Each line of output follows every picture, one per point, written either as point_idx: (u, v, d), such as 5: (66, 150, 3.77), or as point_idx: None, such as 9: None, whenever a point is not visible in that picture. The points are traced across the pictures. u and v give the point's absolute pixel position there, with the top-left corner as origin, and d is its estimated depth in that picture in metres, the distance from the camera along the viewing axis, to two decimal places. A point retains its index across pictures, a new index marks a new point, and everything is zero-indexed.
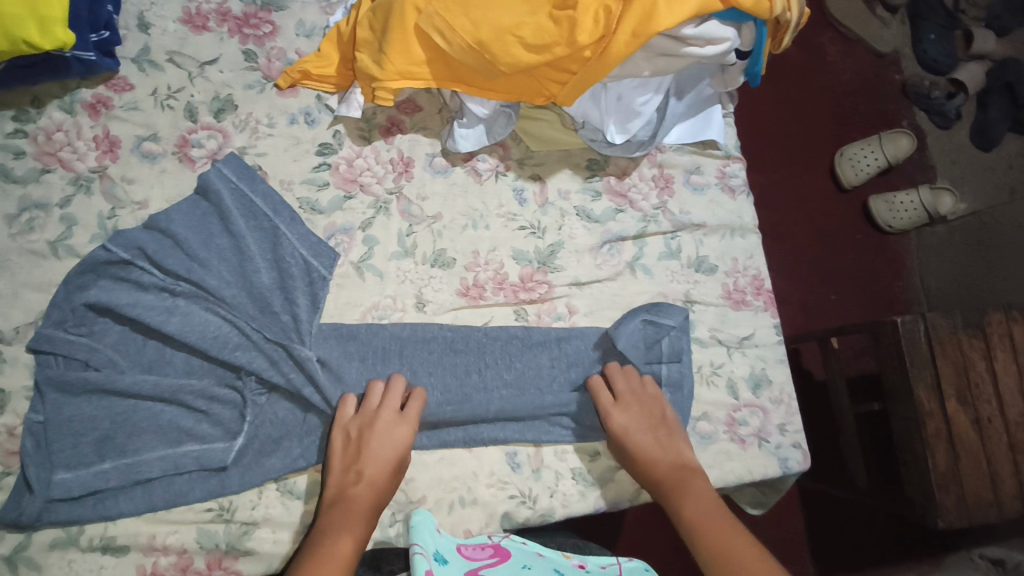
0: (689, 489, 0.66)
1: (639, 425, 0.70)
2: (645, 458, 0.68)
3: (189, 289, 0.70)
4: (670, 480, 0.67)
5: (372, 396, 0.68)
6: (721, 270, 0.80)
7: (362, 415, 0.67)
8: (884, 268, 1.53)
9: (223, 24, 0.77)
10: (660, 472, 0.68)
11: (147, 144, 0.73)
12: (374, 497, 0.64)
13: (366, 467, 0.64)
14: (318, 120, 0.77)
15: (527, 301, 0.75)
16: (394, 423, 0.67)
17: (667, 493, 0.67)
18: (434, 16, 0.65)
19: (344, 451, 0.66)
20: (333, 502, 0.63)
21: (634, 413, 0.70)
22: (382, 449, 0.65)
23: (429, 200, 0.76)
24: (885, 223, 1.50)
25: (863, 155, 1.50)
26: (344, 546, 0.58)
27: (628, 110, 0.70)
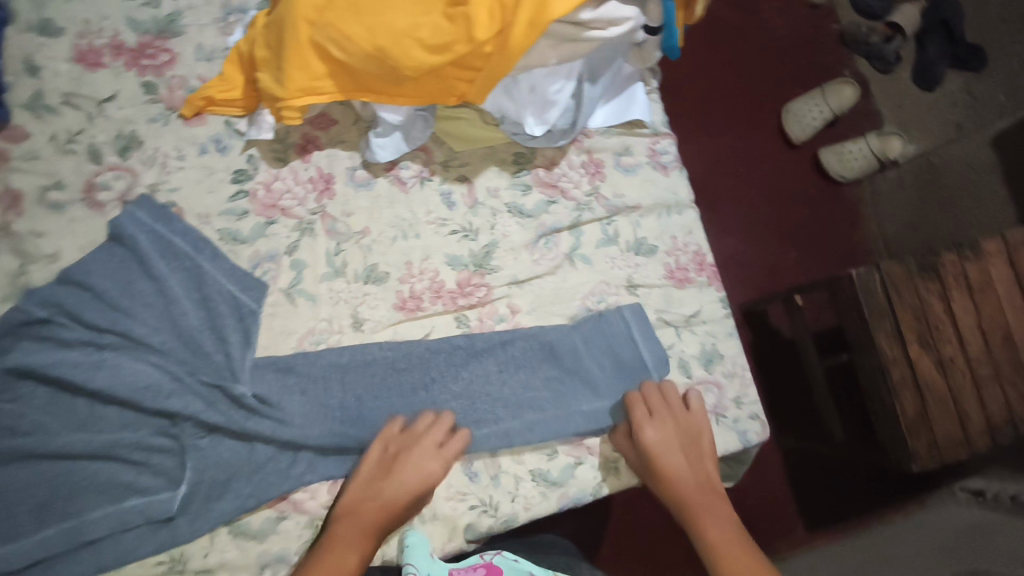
0: (707, 514, 0.67)
1: (670, 444, 0.69)
2: (673, 476, 0.69)
3: (116, 339, 0.67)
4: (691, 502, 0.69)
5: (420, 422, 0.69)
6: (661, 250, 0.79)
7: (407, 435, 0.68)
8: (840, 220, 1.54)
9: (118, 58, 0.74)
10: (684, 492, 0.69)
11: (52, 193, 0.70)
12: (388, 518, 0.65)
13: (391, 490, 0.66)
14: (229, 146, 0.74)
15: (466, 307, 0.74)
16: (428, 456, 0.66)
17: (686, 512, 0.68)
18: (327, 27, 0.62)
19: (380, 467, 0.67)
20: (343, 513, 0.64)
21: (669, 430, 0.69)
22: (411, 478, 0.66)
23: (354, 216, 0.74)
24: (838, 174, 1.50)
25: (810, 109, 1.49)
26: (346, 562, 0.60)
27: (543, 100, 0.68)
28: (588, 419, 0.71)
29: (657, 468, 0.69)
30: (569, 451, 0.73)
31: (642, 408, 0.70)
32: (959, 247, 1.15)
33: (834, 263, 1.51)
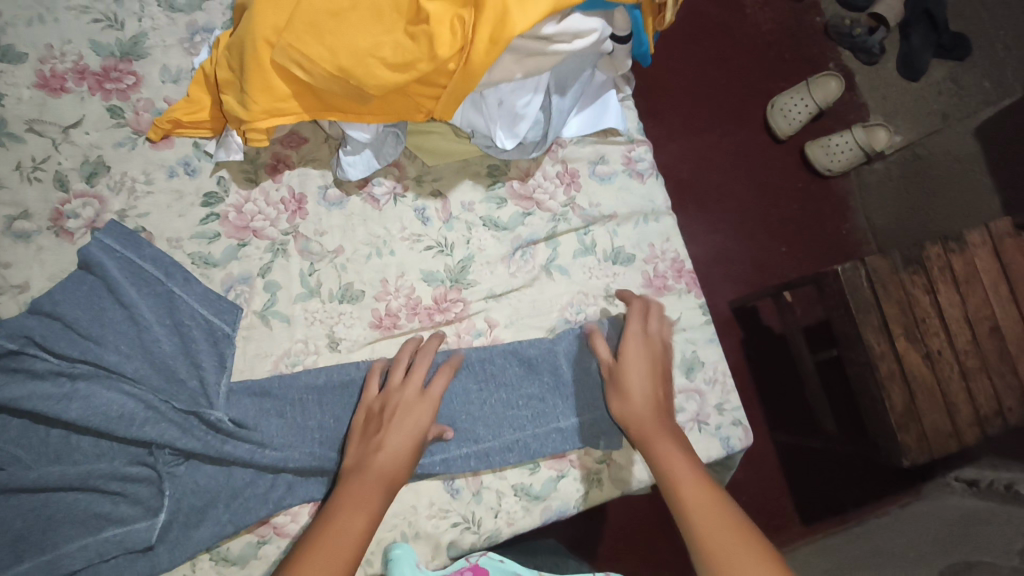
0: (666, 436, 0.64)
1: (647, 368, 0.69)
2: (639, 396, 0.67)
3: (88, 369, 0.66)
4: (652, 423, 0.65)
5: (396, 373, 0.67)
6: (639, 258, 0.78)
7: (385, 394, 0.66)
8: (829, 211, 1.52)
9: (82, 83, 0.73)
10: (650, 416, 0.66)
11: (19, 222, 0.69)
12: (395, 469, 0.63)
13: (389, 441, 0.64)
14: (198, 169, 0.73)
15: (443, 322, 0.73)
16: (416, 402, 0.66)
17: (645, 435, 0.65)
18: (289, 48, 0.61)
19: (371, 428, 0.65)
20: (349, 472, 0.62)
21: (642, 348, 0.69)
22: (407, 424, 0.65)
23: (327, 235, 0.73)
24: (825, 167, 1.49)
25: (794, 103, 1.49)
26: (355, 525, 0.58)
27: (511, 115, 0.67)
28: (564, 437, 0.71)
29: (625, 394, 0.67)
30: (551, 465, 0.72)
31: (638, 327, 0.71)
32: (944, 239, 1.14)
33: (825, 257, 1.50)
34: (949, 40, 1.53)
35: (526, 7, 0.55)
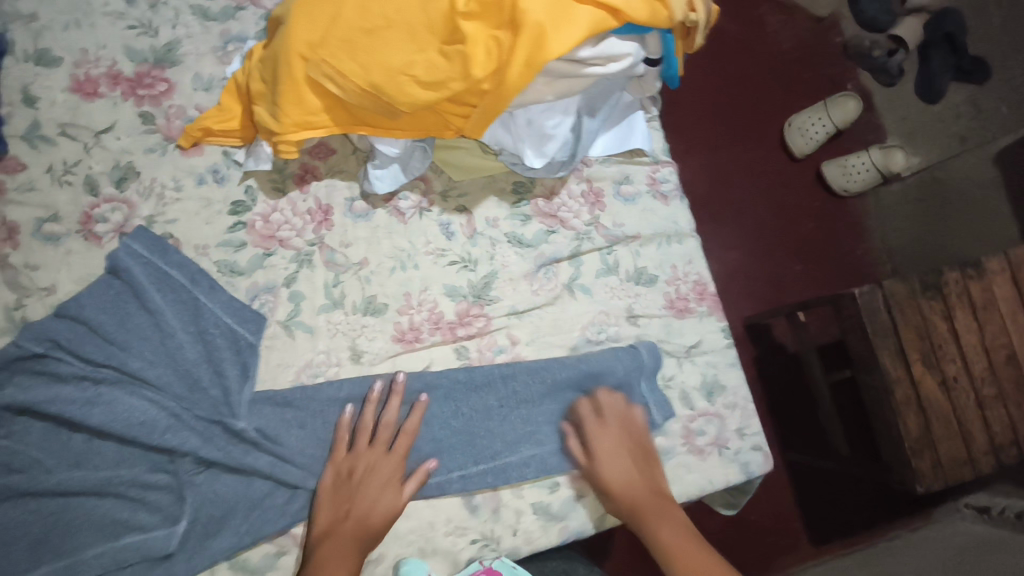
0: (655, 513, 0.67)
1: (614, 449, 0.70)
2: (618, 483, 0.69)
3: (113, 374, 0.67)
4: (642, 504, 0.68)
5: (363, 436, 0.68)
6: (661, 280, 0.78)
7: (355, 455, 0.67)
8: (846, 233, 1.52)
9: (115, 88, 0.74)
10: (637, 498, 0.68)
11: (48, 225, 0.70)
12: (374, 526, 0.65)
13: (363, 504, 0.65)
14: (227, 177, 0.73)
15: (465, 337, 0.73)
16: (383, 463, 0.67)
17: (639, 518, 0.67)
18: (323, 64, 0.61)
19: (341, 493, 0.66)
20: (325, 537, 0.64)
21: (610, 437, 0.70)
22: (378, 487, 0.66)
23: (352, 247, 0.74)
24: (840, 188, 1.49)
25: (812, 124, 1.48)
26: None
27: (540, 135, 0.67)
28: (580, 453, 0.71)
29: (606, 481, 0.69)
30: (570, 484, 0.72)
31: (593, 412, 0.71)
32: (962, 265, 1.13)
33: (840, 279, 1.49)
34: (969, 63, 1.52)
35: (561, 32, 0.55)
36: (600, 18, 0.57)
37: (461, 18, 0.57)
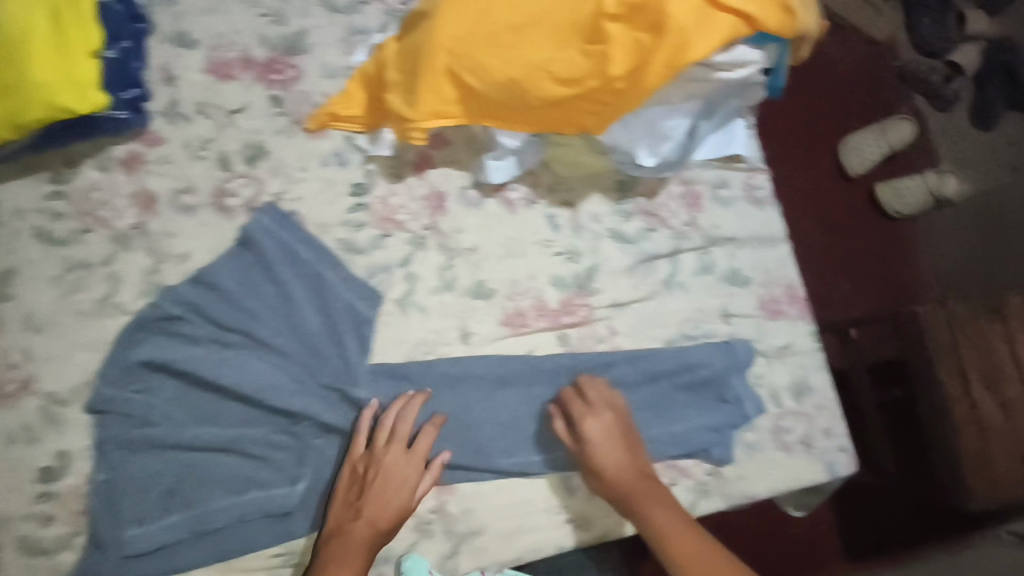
0: (651, 502, 0.69)
1: (613, 439, 0.71)
2: (613, 473, 0.70)
3: (240, 339, 0.71)
4: (632, 492, 0.69)
5: (380, 436, 0.69)
6: (755, 281, 0.81)
7: (370, 454, 0.69)
8: (892, 254, 1.52)
9: (247, 72, 0.77)
10: (626, 485, 0.70)
11: (184, 197, 0.74)
12: (382, 518, 0.67)
13: (375, 499, 0.67)
14: (349, 160, 0.77)
15: (569, 325, 0.77)
16: (400, 462, 0.68)
17: (632, 509, 0.69)
18: (466, 59, 0.65)
19: (352, 491, 0.68)
20: (331, 533, 0.66)
21: (602, 428, 0.70)
22: (392, 482, 0.68)
23: (464, 233, 0.77)
24: (893, 210, 1.50)
25: (867, 144, 1.48)
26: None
27: (657, 135, 0.71)
28: (674, 441, 0.75)
29: (602, 473, 0.70)
30: (664, 472, 0.75)
31: (581, 403, 0.72)
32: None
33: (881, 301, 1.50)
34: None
35: (706, 37, 0.59)
36: (741, 27, 0.60)
37: (606, 18, 0.60)
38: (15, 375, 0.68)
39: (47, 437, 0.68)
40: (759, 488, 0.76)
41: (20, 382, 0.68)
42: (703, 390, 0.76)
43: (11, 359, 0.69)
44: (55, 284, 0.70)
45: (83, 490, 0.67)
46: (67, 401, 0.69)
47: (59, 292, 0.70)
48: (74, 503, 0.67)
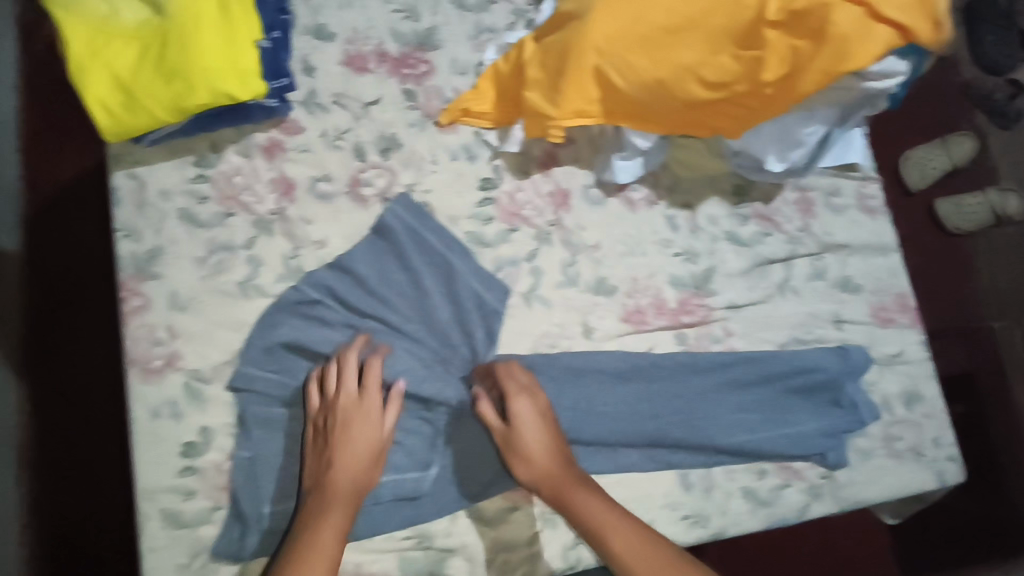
0: (581, 491, 0.68)
1: (535, 423, 0.70)
2: (540, 458, 0.69)
3: (374, 324, 0.73)
4: (561, 481, 0.69)
5: (330, 388, 0.69)
6: (866, 289, 0.82)
7: (326, 406, 0.69)
8: (952, 273, 1.35)
9: (382, 65, 0.80)
10: (555, 471, 0.69)
11: (322, 184, 0.76)
12: (359, 467, 0.67)
13: (344, 449, 0.67)
14: (478, 155, 0.79)
15: (687, 324, 0.78)
16: (357, 408, 0.68)
17: (558, 500, 0.69)
18: (615, 59, 0.67)
19: (321, 445, 0.68)
20: (310, 488, 0.66)
21: (531, 409, 0.70)
22: (356, 426, 0.67)
23: (587, 230, 0.79)
24: (953, 227, 1.34)
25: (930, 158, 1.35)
26: (328, 543, 0.62)
27: (790, 140, 0.71)
28: (789, 442, 0.76)
29: (528, 463, 0.69)
30: (777, 473, 0.76)
31: (513, 382, 0.71)
32: None
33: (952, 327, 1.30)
34: None
35: (867, 44, 0.59)
36: (899, 40, 0.60)
37: (766, 25, 0.61)
38: (159, 352, 0.70)
39: (189, 413, 0.70)
40: (869, 493, 0.77)
41: (164, 360, 0.70)
42: (817, 391, 0.77)
43: (156, 336, 0.71)
44: (199, 265, 0.73)
45: (224, 465, 0.70)
46: (208, 379, 0.71)
47: (202, 272, 0.73)
48: (217, 477, 0.70)
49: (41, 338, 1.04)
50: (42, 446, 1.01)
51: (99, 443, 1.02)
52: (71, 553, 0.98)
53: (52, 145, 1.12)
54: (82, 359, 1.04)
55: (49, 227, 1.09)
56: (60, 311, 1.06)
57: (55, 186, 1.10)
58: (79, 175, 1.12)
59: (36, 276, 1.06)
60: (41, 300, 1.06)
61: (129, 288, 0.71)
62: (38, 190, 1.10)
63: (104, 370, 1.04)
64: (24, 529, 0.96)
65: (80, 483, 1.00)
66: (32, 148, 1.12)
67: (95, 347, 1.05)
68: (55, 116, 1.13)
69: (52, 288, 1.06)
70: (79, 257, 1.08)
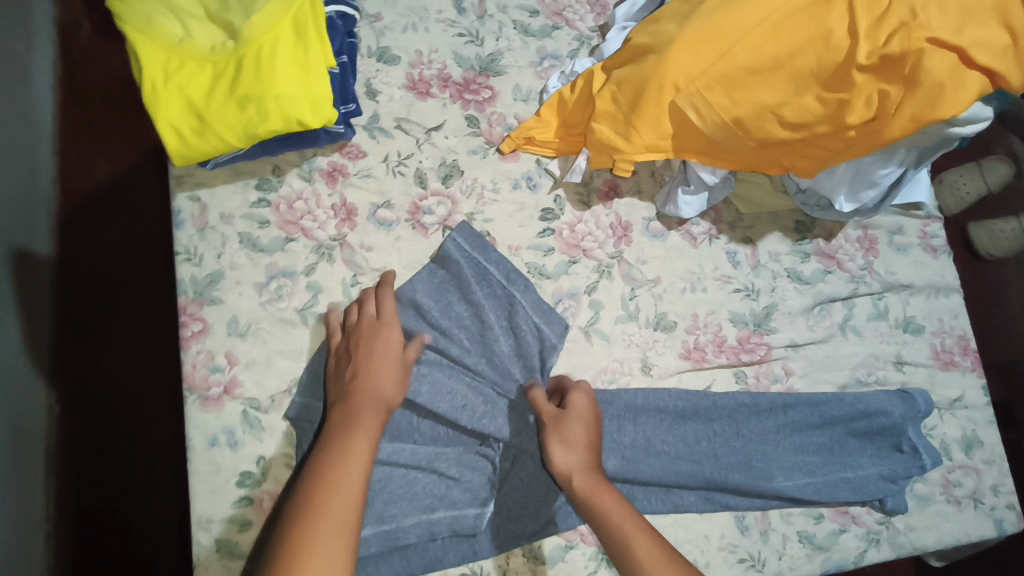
0: (608, 496, 0.65)
1: (586, 417, 0.69)
2: (581, 441, 0.68)
3: (433, 356, 0.72)
4: (591, 485, 0.66)
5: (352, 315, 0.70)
6: (928, 330, 0.81)
7: (348, 334, 0.69)
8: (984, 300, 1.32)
9: (445, 90, 0.79)
10: (589, 466, 0.67)
11: (382, 211, 0.75)
12: (386, 389, 0.65)
13: (369, 367, 0.65)
14: (539, 184, 0.78)
15: (747, 363, 0.77)
16: (373, 327, 0.68)
17: (588, 505, 0.65)
18: (694, 95, 0.66)
19: (345, 363, 0.67)
20: (335, 404, 0.64)
21: (587, 404, 0.70)
22: (378, 348, 0.67)
23: (648, 264, 0.78)
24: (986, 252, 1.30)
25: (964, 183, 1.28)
26: (361, 457, 0.59)
27: (862, 183, 0.70)
28: (849, 487, 0.74)
29: (561, 459, 0.67)
30: (835, 517, 0.75)
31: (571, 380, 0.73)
32: None
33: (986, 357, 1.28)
34: None
35: (958, 91, 0.57)
36: (989, 86, 0.58)
37: (855, 68, 0.61)
38: (217, 380, 0.69)
39: (245, 442, 0.69)
40: (928, 541, 0.76)
41: (222, 388, 0.69)
42: (875, 434, 0.76)
43: (214, 363, 0.70)
44: (258, 290, 0.72)
45: (279, 498, 0.68)
46: (266, 408, 0.70)
47: (261, 298, 0.72)
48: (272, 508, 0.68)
49: (71, 343, 1.04)
50: (69, 453, 1.00)
51: (128, 453, 1.01)
52: (95, 561, 0.97)
53: (89, 153, 1.13)
54: (114, 368, 1.04)
55: (84, 234, 1.09)
56: (96, 316, 1.06)
57: (91, 194, 1.11)
58: (113, 182, 1.12)
59: (69, 284, 1.06)
60: (74, 307, 1.05)
61: (189, 313, 0.70)
62: (73, 198, 1.10)
63: (135, 379, 1.04)
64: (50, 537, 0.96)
65: (108, 492, 0.99)
66: (71, 155, 1.12)
67: (127, 356, 1.05)
68: (94, 126, 1.14)
69: (83, 295, 1.06)
70: (114, 264, 1.09)
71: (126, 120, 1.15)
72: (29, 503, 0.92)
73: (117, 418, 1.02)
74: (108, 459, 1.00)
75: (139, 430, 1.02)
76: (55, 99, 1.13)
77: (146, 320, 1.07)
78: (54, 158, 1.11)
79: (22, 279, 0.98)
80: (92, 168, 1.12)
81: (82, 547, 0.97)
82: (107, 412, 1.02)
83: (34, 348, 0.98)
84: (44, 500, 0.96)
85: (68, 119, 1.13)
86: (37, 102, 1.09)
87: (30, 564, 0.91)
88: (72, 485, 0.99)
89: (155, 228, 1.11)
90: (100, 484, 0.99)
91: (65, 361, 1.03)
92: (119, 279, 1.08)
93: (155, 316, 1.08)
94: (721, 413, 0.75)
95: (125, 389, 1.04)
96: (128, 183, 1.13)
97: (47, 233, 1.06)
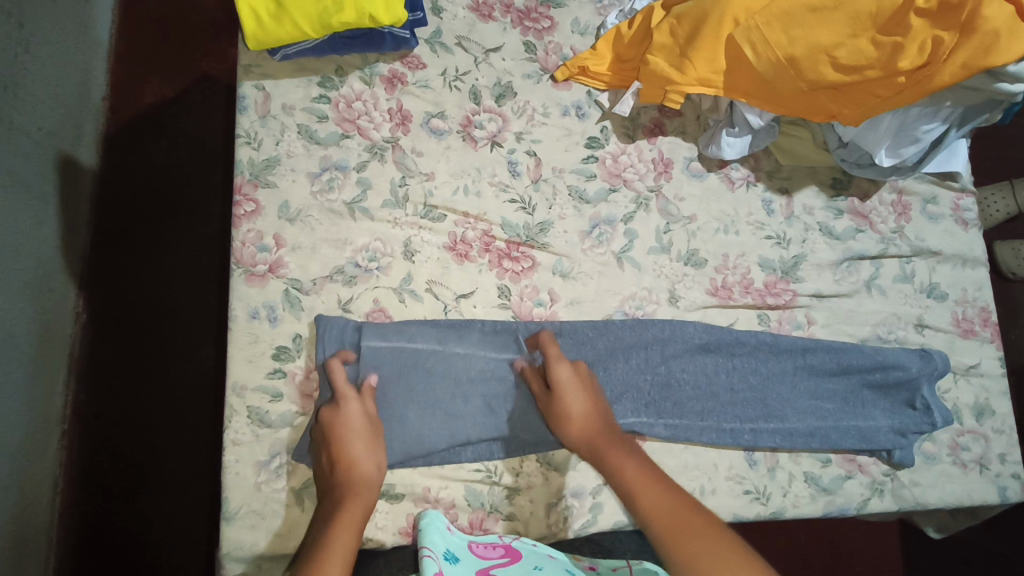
0: (617, 449, 0.65)
1: (577, 387, 0.68)
2: (580, 419, 0.67)
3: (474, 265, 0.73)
4: (602, 438, 0.66)
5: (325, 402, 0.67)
6: (951, 298, 0.83)
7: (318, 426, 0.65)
8: None
9: (507, 15, 0.82)
10: (596, 429, 0.67)
11: (435, 120, 0.78)
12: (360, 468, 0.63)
13: (343, 453, 0.63)
14: (588, 114, 0.81)
15: (771, 307, 0.79)
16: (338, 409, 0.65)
17: (597, 455, 0.65)
18: (751, 30, 0.70)
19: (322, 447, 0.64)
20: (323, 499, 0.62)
21: (571, 373, 0.68)
22: (345, 430, 0.64)
23: (685, 201, 0.80)
24: (1009, 271, 1.24)
25: (991, 199, 1.22)
26: (345, 544, 0.57)
27: (906, 137, 0.72)
28: (859, 435, 0.76)
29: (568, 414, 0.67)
30: (842, 464, 0.77)
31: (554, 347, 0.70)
32: None
33: None
34: None
35: (1014, 40, 0.60)
36: None
37: (912, 12, 0.65)
38: (263, 259, 0.71)
39: (284, 319, 0.71)
40: (931, 497, 0.77)
41: (267, 266, 0.71)
42: (891, 388, 0.78)
43: (263, 242, 0.72)
44: (311, 179, 0.74)
45: (312, 375, 0.70)
46: (306, 289, 0.72)
47: (313, 187, 0.74)
48: (304, 384, 0.70)
49: (102, 254, 1.06)
50: (93, 365, 1.02)
51: (147, 370, 1.03)
52: (103, 481, 0.98)
53: (139, 74, 1.15)
54: (142, 284, 1.06)
55: (128, 149, 1.11)
56: (128, 229, 1.08)
57: (138, 114, 1.13)
58: (159, 106, 1.14)
59: (108, 197, 1.09)
60: (108, 218, 1.08)
61: (244, 193, 0.72)
62: (120, 114, 1.12)
63: (159, 298, 1.06)
64: (66, 448, 0.98)
65: (125, 406, 1.01)
66: (121, 71, 1.15)
67: (157, 275, 1.07)
68: (148, 45, 1.16)
69: (120, 208, 1.08)
70: (152, 183, 1.10)
71: (177, 43, 1.17)
72: (49, 402, 0.95)
73: (141, 333, 1.04)
74: (127, 374, 1.02)
75: (160, 347, 1.04)
76: (113, 20, 1.16)
77: (175, 241, 1.08)
78: (105, 76, 1.13)
79: (66, 183, 1.00)
80: (142, 91, 1.14)
81: (93, 456, 0.99)
82: (132, 327, 1.04)
83: (68, 255, 1.01)
84: (62, 401, 0.98)
85: (123, 41, 1.16)
86: (99, 17, 1.12)
87: (43, 460, 0.93)
88: (91, 393, 1.01)
89: (195, 151, 1.13)
90: (119, 396, 1.01)
91: (95, 271, 1.05)
92: (155, 197, 1.10)
93: (186, 239, 1.09)
94: (744, 351, 0.76)
95: (151, 306, 1.05)
96: (174, 107, 1.14)
97: (92, 145, 1.08)
